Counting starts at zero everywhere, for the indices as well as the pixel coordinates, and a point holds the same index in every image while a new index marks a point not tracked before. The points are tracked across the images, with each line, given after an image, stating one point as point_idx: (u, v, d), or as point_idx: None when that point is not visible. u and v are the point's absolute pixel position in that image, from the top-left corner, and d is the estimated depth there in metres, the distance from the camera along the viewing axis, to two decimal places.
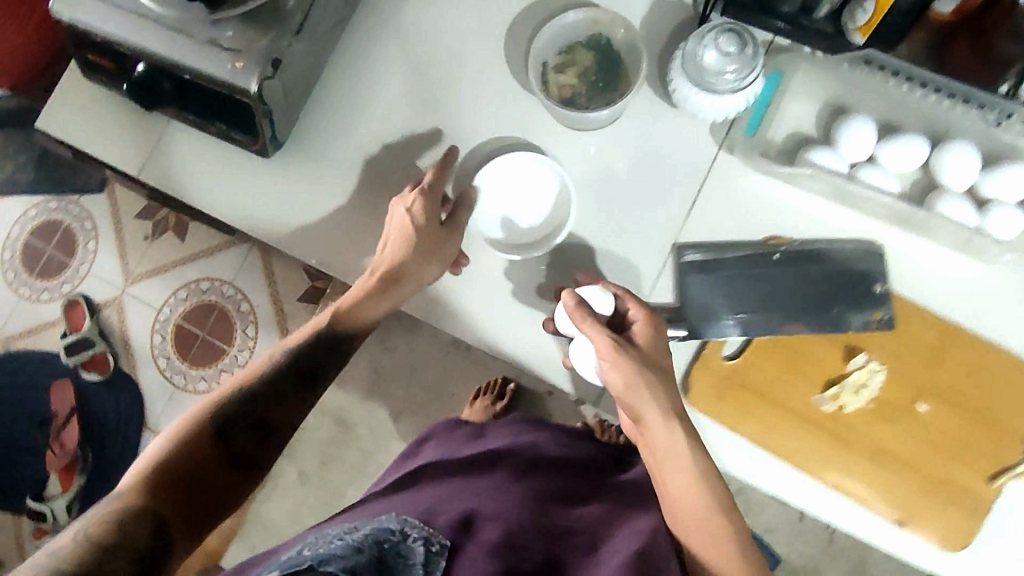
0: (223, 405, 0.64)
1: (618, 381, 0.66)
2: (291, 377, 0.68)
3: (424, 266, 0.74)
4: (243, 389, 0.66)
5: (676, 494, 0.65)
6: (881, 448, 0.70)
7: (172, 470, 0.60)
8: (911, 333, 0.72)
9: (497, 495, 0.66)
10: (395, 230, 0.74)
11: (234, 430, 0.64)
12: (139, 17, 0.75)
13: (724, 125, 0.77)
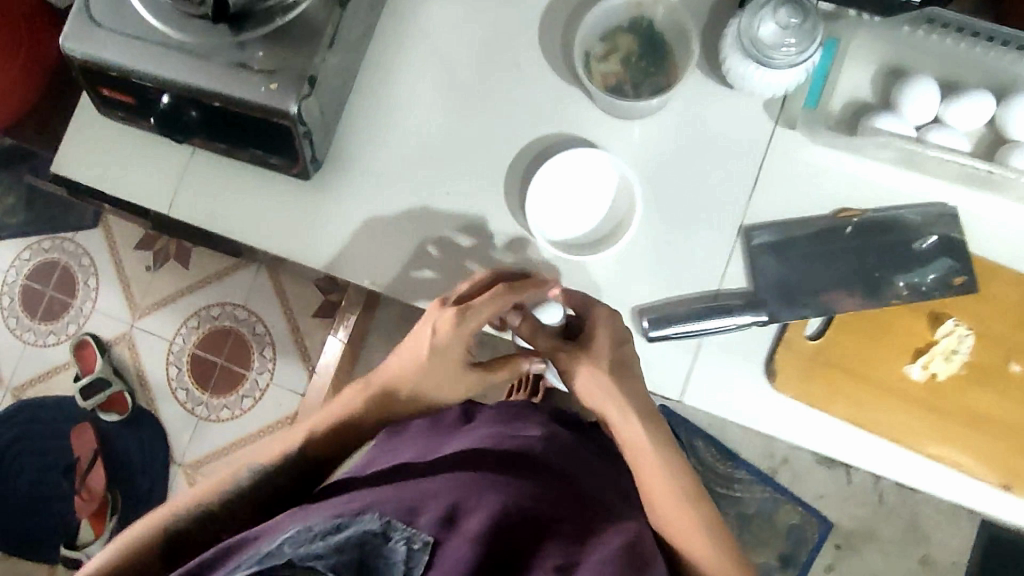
0: (184, 517, 0.61)
1: (582, 379, 0.67)
2: (252, 502, 0.63)
3: (436, 391, 0.68)
4: (205, 507, 0.62)
5: (653, 489, 0.63)
6: (977, 413, 0.69)
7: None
8: (994, 293, 0.70)
9: (482, 477, 0.56)
10: (419, 346, 0.67)
11: (182, 553, 0.60)
12: (158, 46, 0.71)
13: (779, 99, 0.74)
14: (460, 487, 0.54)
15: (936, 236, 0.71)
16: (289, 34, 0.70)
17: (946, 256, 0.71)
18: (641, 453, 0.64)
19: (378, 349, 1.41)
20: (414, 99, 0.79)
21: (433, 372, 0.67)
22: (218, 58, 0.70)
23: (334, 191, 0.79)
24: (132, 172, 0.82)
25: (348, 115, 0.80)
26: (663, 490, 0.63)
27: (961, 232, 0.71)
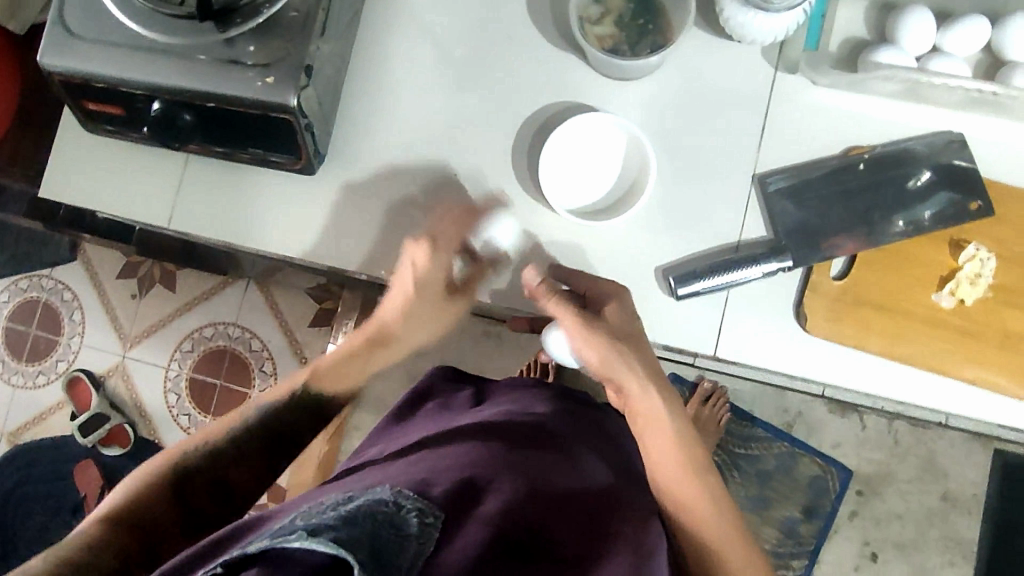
0: (195, 455, 0.61)
1: (593, 352, 0.67)
2: (260, 439, 0.64)
3: (418, 326, 0.73)
4: (216, 446, 0.62)
5: (655, 453, 0.69)
6: (1008, 331, 0.70)
7: (132, 527, 0.56)
8: (1009, 213, 0.71)
9: (492, 465, 0.60)
10: (403, 284, 0.71)
11: (195, 488, 0.60)
12: (143, 51, 0.68)
13: (776, 44, 0.74)
14: (474, 467, 0.59)
15: (932, 172, 0.72)
16: (279, 25, 0.68)
17: (943, 190, 0.71)
18: (652, 419, 0.68)
19: None
20: (407, 84, 0.77)
21: (422, 297, 0.71)
22: (207, 57, 0.68)
23: (337, 186, 0.77)
24: (123, 190, 0.79)
25: (342, 107, 0.78)
26: (668, 456, 0.68)
27: (971, 157, 0.72)
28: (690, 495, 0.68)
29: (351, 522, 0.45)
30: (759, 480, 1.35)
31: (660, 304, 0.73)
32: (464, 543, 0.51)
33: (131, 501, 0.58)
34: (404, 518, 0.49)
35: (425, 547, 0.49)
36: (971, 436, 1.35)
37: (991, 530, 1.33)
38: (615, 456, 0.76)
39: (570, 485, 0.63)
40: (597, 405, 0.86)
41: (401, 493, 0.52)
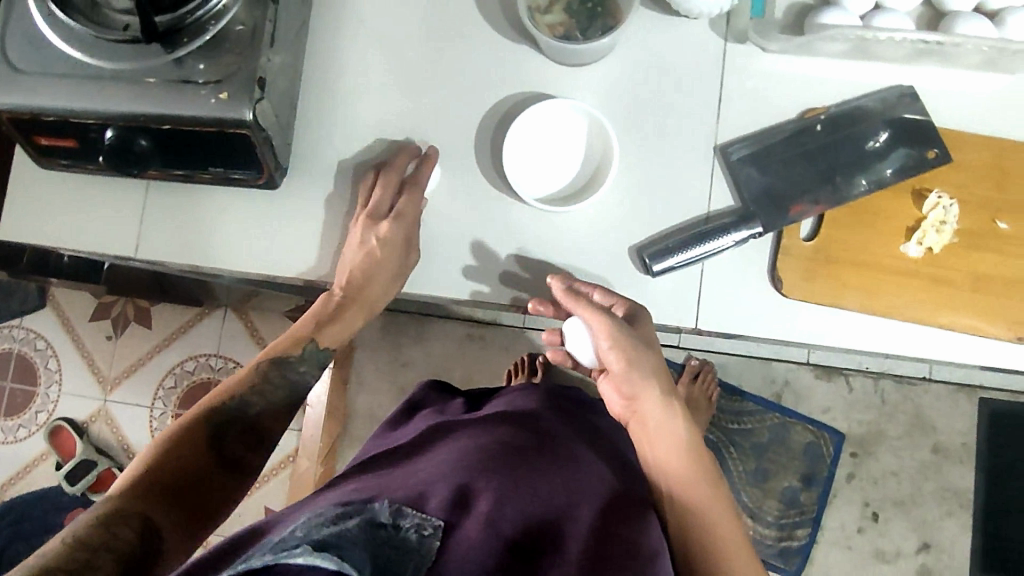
0: (221, 408, 0.67)
1: (614, 359, 0.68)
2: (273, 386, 0.71)
3: (386, 279, 0.74)
4: (239, 396, 0.68)
5: (665, 459, 0.69)
6: (979, 274, 0.71)
7: (168, 480, 0.60)
8: (967, 159, 0.72)
9: (489, 464, 0.60)
10: (359, 254, 0.73)
11: (224, 437, 0.66)
12: (91, 80, 0.67)
13: (724, 15, 0.75)
14: (472, 468, 0.59)
15: (889, 132, 0.73)
16: (227, 40, 0.67)
17: (899, 148, 0.72)
18: (663, 425, 0.69)
19: (369, 366, 1.40)
20: (363, 90, 0.77)
21: (384, 255, 0.72)
22: (157, 79, 0.67)
23: (303, 198, 0.77)
24: (85, 226, 0.78)
25: (301, 118, 0.77)
26: (667, 456, 0.69)
27: (924, 109, 0.73)
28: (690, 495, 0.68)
29: (350, 543, 0.45)
30: (755, 453, 1.36)
31: (638, 283, 0.73)
32: (466, 545, 0.51)
33: (165, 456, 0.62)
34: (405, 538, 0.50)
35: (426, 561, 0.49)
36: (955, 387, 1.37)
37: (984, 477, 1.35)
38: (613, 452, 0.75)
39: (570, 476, 0.62)
40: (588, 404, 0.86)
41: (399, 512, 0.52)
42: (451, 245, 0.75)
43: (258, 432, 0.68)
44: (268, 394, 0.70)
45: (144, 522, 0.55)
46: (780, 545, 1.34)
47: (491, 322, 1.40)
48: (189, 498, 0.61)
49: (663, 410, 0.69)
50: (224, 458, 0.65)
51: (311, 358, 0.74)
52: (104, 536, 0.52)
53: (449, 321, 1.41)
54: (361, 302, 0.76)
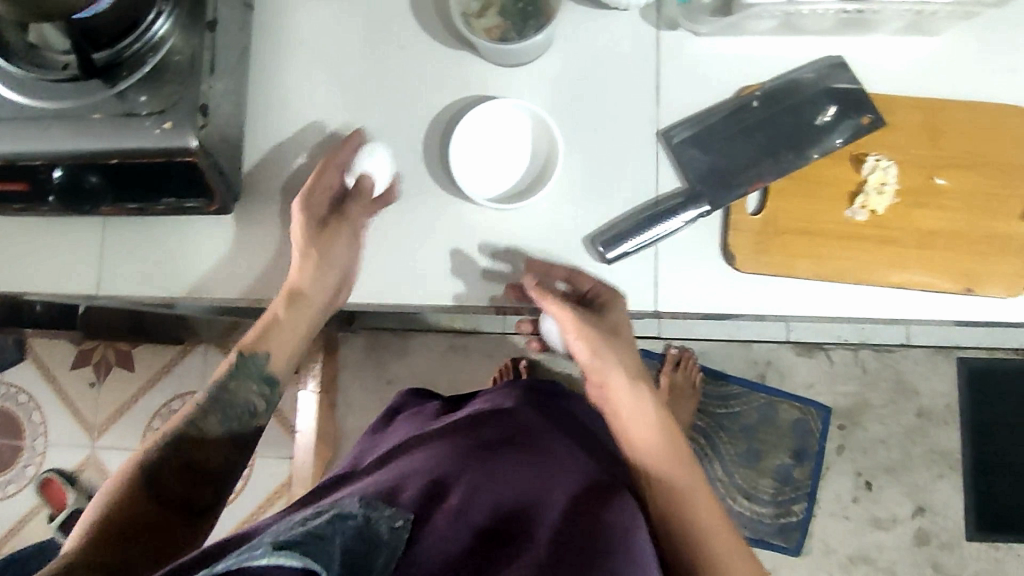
0: (158, 448, 0.68)
1: (583, 349, 0.72)
2: (219, 418, 0.71)
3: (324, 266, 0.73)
4: (173, 432, 0.69)
5: (641, 441, 0.70)
6: (923, 230, 0.73)
7: (117, 532, 0.62)
8: (900, 121, 0.75)
9: (461, 460, 0.60)
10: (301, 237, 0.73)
11: (169, 478, 0.67)
12: (35, 123, 0.68)
13: (652, 5, 0.77)
14: (444, 466, 0.60)
15: (836, 106, 0.75)
16: (167, 71, 0.69)
17: (845, 118, 0.74)
18: (636, 409, 0.70)
19: (353, 387, 1.40)
20: (311, 109, 0.78)
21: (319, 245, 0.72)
22: (101, 115, 0.68)
23: (261, 220, 0.78)
24: (47, 268, 0.79)
25: (252, 142, 0.78)
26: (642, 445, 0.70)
27: (854, 77, 0.75)
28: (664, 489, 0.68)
29: (320, 538, 0.45)
30: (744, 434, 1.38)
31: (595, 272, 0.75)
32: (438, 536, 0.52)
33: (113, 510, 0.64)
34: (375, 528, 0.50)
35: (396, 552, 0.50)
36: (933, 350, 1.37)
37: (969, 436, 1.36)
38: (590, 441, 0.75)
39: (542, 459, 0.63)
40: (564, 394, 0.86)
41: (369, 505, 0.52)
42: (411, 252, 0.76)
43: (201, 464, 0.69)
44: (204, 424, 0.70)
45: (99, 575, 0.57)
46: (778, 522, 1.35)
47: (472, 330, 1.41)
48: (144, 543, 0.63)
49: (633, 392, 0.71)
50: (173, 497, 0.66)
51: (246, 373, 0.73)
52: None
53: (429, 334, 1.41)
54: (302, 311, 0.74)
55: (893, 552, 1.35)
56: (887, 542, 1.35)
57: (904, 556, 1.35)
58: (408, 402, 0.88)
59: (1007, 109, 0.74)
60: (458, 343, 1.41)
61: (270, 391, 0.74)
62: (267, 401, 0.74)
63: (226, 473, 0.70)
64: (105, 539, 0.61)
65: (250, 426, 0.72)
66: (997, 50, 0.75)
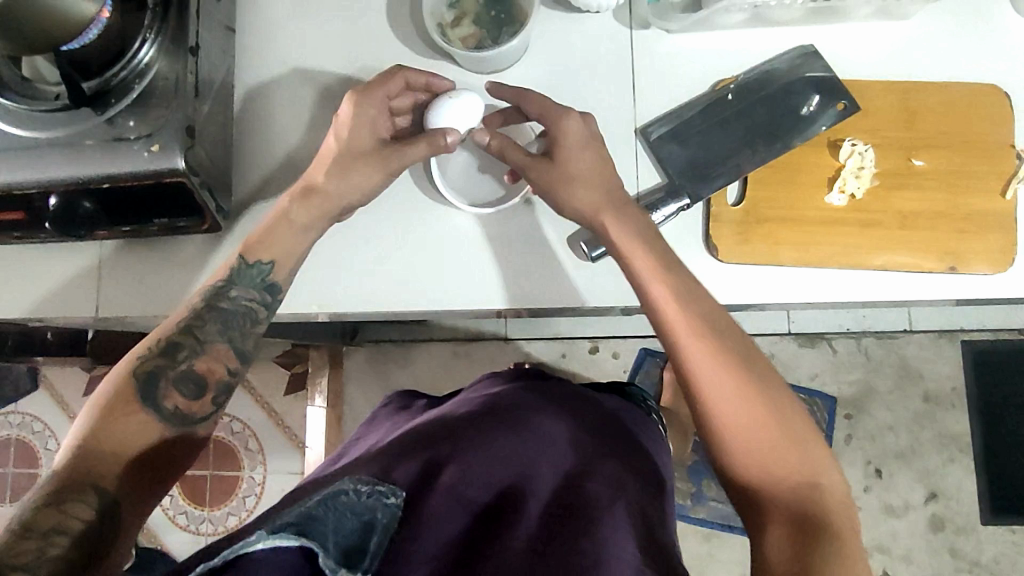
0: (149, 355, 0.62)
1: (609, 220, 0.68)
2: (211, 325, 0.65)
3: (353, 175, 0.70)
4: (168, 340, 0.63)
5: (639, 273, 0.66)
6: (904, 212, 0.74)
7: (110, 446, 0.57)
8: (874, 105, 0.75)
9: (454, 441, 0.59)
10: (333, 138, 0.71)
11: (165, 381, 0.61)
12: (30, 152, 0.70)
13: (625, 5, 0.78)
14: (436, 444, 0.59)
15: (818, 94, 0.75)
16: (153, 95, 0.71)
17: (821, 106, 0.75)
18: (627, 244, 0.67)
19: (358, 399, 1.42)
20: (296, 126, 0.81)
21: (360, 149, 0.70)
22: (92, 141, 0.70)
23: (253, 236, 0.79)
24: (48, 295, 0.81)
25: (241, 160, 0.81)
26: (677, 318, 0.64)
27: (827, 66, 0.76)
28: (706, 361, 0.62)
29: (312, 516, 0.47)
30: None
31: (580, 269, 0.76)
32: (434, 514, 0.52)
33: (103, 423, 0.58)
34: (369, 504, 0.50)
35: (391, 531, 0.50)
36: (936, 334, 1.36)
37: (979, 418, 1.34)
38: (586, 405, 0.73)
39: (532, 434, 0.62)
40: (552, 375, 0.83)
41: (361, 480, 0.52)
42: (399, 260, 0.78)
43: (200, 377, 0.63)
44: (201, 333, 0.64)
45: (96, 493, 0.54)
46: None
47: (474, 337, 1.41)
48: (142, 457, 0.59)
49: (642, 244, 0.67)
50: (169, 409, 0.61)
51: (245, 280, 0.68)
52: (50, 517, 0.51)
53: (432, 343, 1.42)
54: (314, 212, 0.70)
55: (907, 539, 1.34)
56: (900, 529, 1.34)
57: (919, 543, 1.33)
58: (395, 402, 0.87)
59: (979, 87, 0.75)
60: (461, 350, 1.42)
61: (273, 299, 0.69)
62: (268, 306, 0.68)
63: (228, 383, 0.65)
64: (97, 454, 0.57)
65: (252, 334, 0.67)
66: (968, 30, 0.76)
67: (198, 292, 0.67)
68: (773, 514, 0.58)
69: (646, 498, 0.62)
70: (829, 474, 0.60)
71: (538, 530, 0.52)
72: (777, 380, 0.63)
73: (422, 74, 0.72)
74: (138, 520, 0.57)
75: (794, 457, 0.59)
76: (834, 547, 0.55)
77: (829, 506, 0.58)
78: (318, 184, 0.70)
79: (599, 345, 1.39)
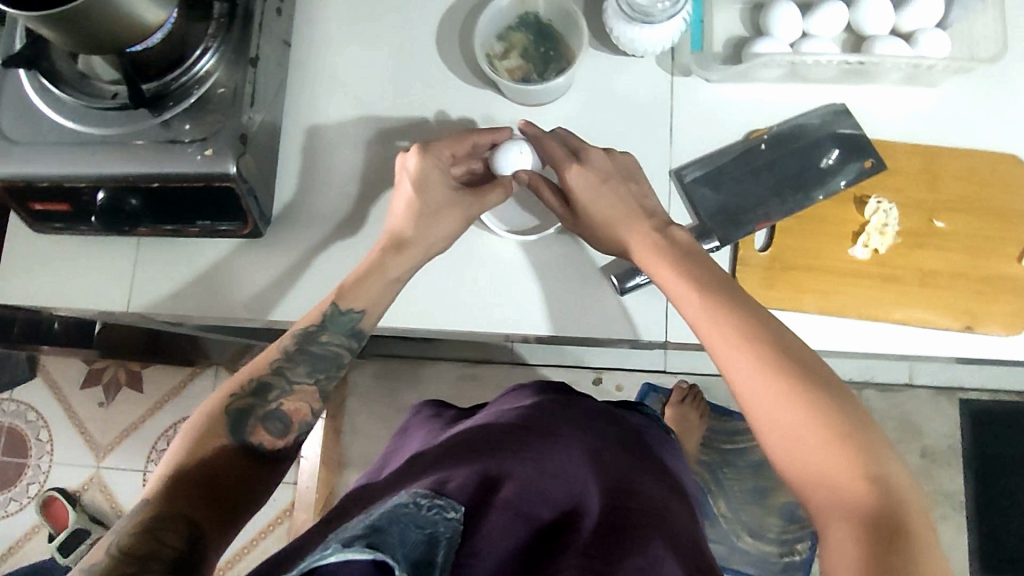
0: (242, 392, 0.64)
1: (641, 246, 0.70)
2: (299, 366, 0.67)
3: (436, 225, 0.72)
4: (260, 380, 0.65)
5: (676, 292, 0.66)
6: (924, 270, 0.77)
7: (199, 476, 0.59)
8: (899, 166, 0.78)
9: (495, 462, 0.60)
10: (404, 191, 0.73)
11: (253, 421, 0.63)
12: (81, 147, 0.72)
13: (668, 52, 0.82)
14: (484, 461, 0.61)
15: (839, 150, 0.79)
16: (209, 102, 0.73)
17: (846, 161, 0.78)
18: (658, 265, 0.68)
19: (361, 412, 1.42)
20: (340, 142, 0.83)
21: (436, 202, 0.72)
22: (145, 141, 0.72)
23: (287, 244, 0.81)
24: (79, 286, 0.82)
25: (284, 169, 0.82)
26: (715, 332, 0.62)
27: (856, 124, 0.79)
28: (744, 366, 0.59)
29: (379, 530, 0.47)
30: (750, 470, 1.35)
31: (608, 301, 0.78)
32: (492, 529, 0.53)
33: (196, 454, 0.60)
34: (430, 518, 0.51)
35: (454, 545, 0.50)
36: (936, 391, 1.38)
37: (975, 477, 1.36)
38: (616, 429, 0.76)
39: (569, 458, 0.64)
40: (575, 390, 0.83)
41: (420, 494, 0.54)
42: (430, 278, 0.79)
43: (287, 415, 0.65)
44: (291, 374, 0.66)
45: (187, 523, 0.55)
46: (786, 561, 1.31)
47: (480, 359, 1.43)
48: (227, 489, 0.59)
49: (676, 266, 0.67)
50: (256, 445, 0.63)
51: (335, 326, 0.69)
52: (144, 543, 0.52)
53: (439, 361, 1.43)
54: None
55: None
56: None
57: None
58: (427, 410, 0.89)
59: (1000, 157, 0.78)
60: (467, 371, 1.42)
61: (358, 345, 0.70)
62: (352, 354, 0.70)
63: (311, 425, 0.67)
64: (188, 484, 0.58)
65: (336, 377, 0.69)
66: (992, 102, 0.80)
67: (290, 331, 0.69)
68: (828, 514, 0.54)
69: (689, 519, 0.65)
70: (897, 468, 0.55)
71: (593, 546, 0.53)
72: (832, 377, 0.58)
73: (485, 133, 0.75)
74: (222, 552, 0.56)
75: (856, 456, 0.55)
76: (910, 553, 0.50)
77: (904, 505, 0.53)
78: (408, 235, 0.72)
79: (603, 376, 1.40)
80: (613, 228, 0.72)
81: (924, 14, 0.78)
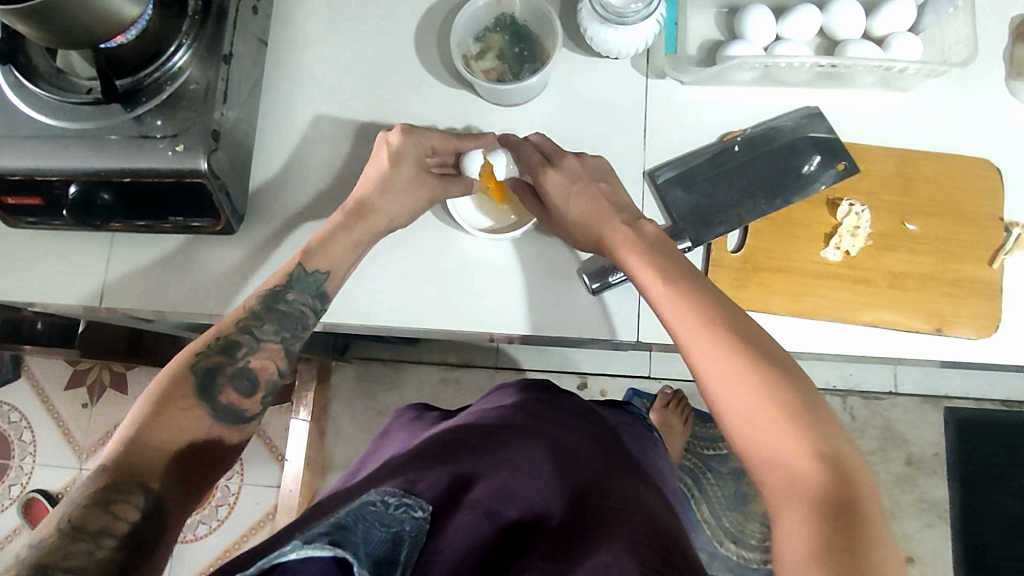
0: (209, 350, 0.62)
1: (619, 238, 0.69)
2: (268, 324, 0.66)
3: (397, 200, 0.73)
4: (226, 337, 0.64)
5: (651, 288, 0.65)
6: (895, 272, 0.77)
7: (162, 442, 0.57)
8: (872, 169, 0.79)
9: (465, 465, 0.60)
10: (373, 169, 0.74)
11: (217, 382, 0.62)
12: (55, 141, 0.72)
13: (644, 54, 0.82)
14: (457, 462, 0.60)
15: (819, 155, 0.79)
16: (182, 98, 0.73)
17: (822, 166, 0.78)
18: (634, 259, 0.67)
19: (343, 414, 1.42)
20: (316, 139, 0.83)
21: (399, 174, 0.73)
22: (118, 136, 0.72)
23: (261, 241, 0.81)
24: (53, 282, 0.82)
25: (259, 166, 0.83)
26: (688, 327, 0.61)
27: (830, 128, 0.80)
28: (713, 364, 0.59)
29: (344, 527, 0.47)
30: (732, 476, 1.34)
31: (581, 301, 0.78)
32: (457, 528, 0.53)
33: (157, 415, 0.58)
34: (397, 516, 0.51)
35: (417, 544, 0.51)
36: (920, 399, 1.38)
37: (958, 486, 1.35)
38: (596, 429, 0.75)
39: (540, 456, 0.63)
40: (559, 389, 0.82)
41: (388, 492, 0.53)
42: (405, 277, 0.79)
43: (254, 374, 0.64)
44: (259, 332, 0.65)
45: (144, 490, 0.54)
46: (767, 567, 1.30)
47: (463, 364, 1.43)
48: (190, 457, 0.58)
49: (655, 263, 0.66)
50: (223, 405, 0.61)
51: (302, 286, 0.69)
52: (98, 515, 0.51)
53: (423, 364, 1.43)
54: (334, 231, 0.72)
55: None
56: None
57: None
58: (408, 414, 0.88)
59: (971, 161, 0.78)
60: (451, 375, 1.42)
61: (323, 307, 0.70)
62: (318, 314, 0.70)
63: (276, 383, 0.66)
64: (144, 444, 0.56)
65: (302, 339, 0.68)
66: (964, 107, 0.80)
67: (255, 292, 0.68)
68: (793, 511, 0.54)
69: (661, 506, 0.65)
70: (866, 475, 0.55)
71: (556, 547, 0.53)
72: (805, 377, 0.58)
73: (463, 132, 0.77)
74: (181, 519, 0.56)
75: (823, 456, 0.54)
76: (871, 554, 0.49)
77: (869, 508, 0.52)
78: (370, 202, 0.72)
79: (588, 382, 1.40)
80: (593, 222, 0.71)
81: (896, 20, 0.78)
